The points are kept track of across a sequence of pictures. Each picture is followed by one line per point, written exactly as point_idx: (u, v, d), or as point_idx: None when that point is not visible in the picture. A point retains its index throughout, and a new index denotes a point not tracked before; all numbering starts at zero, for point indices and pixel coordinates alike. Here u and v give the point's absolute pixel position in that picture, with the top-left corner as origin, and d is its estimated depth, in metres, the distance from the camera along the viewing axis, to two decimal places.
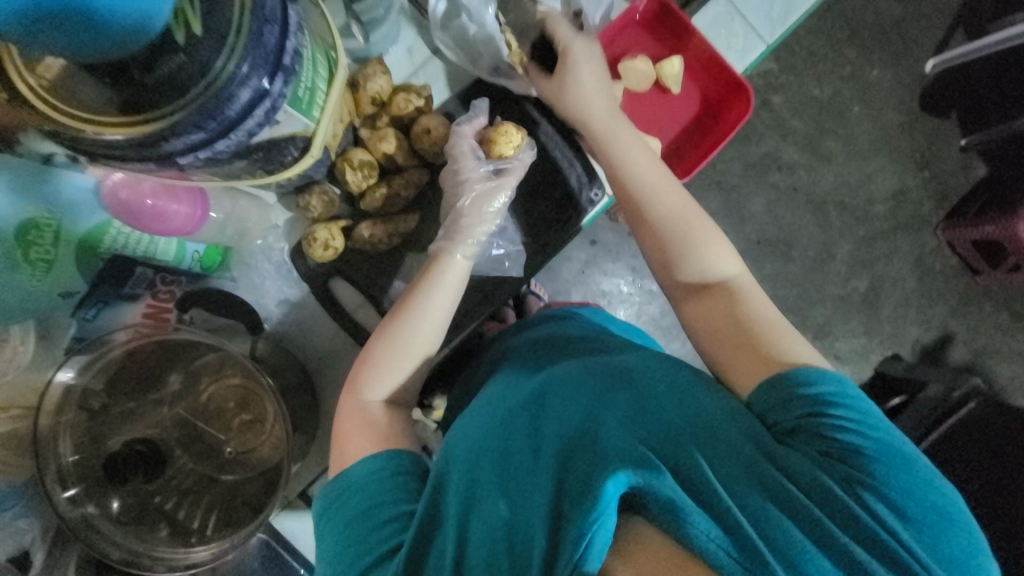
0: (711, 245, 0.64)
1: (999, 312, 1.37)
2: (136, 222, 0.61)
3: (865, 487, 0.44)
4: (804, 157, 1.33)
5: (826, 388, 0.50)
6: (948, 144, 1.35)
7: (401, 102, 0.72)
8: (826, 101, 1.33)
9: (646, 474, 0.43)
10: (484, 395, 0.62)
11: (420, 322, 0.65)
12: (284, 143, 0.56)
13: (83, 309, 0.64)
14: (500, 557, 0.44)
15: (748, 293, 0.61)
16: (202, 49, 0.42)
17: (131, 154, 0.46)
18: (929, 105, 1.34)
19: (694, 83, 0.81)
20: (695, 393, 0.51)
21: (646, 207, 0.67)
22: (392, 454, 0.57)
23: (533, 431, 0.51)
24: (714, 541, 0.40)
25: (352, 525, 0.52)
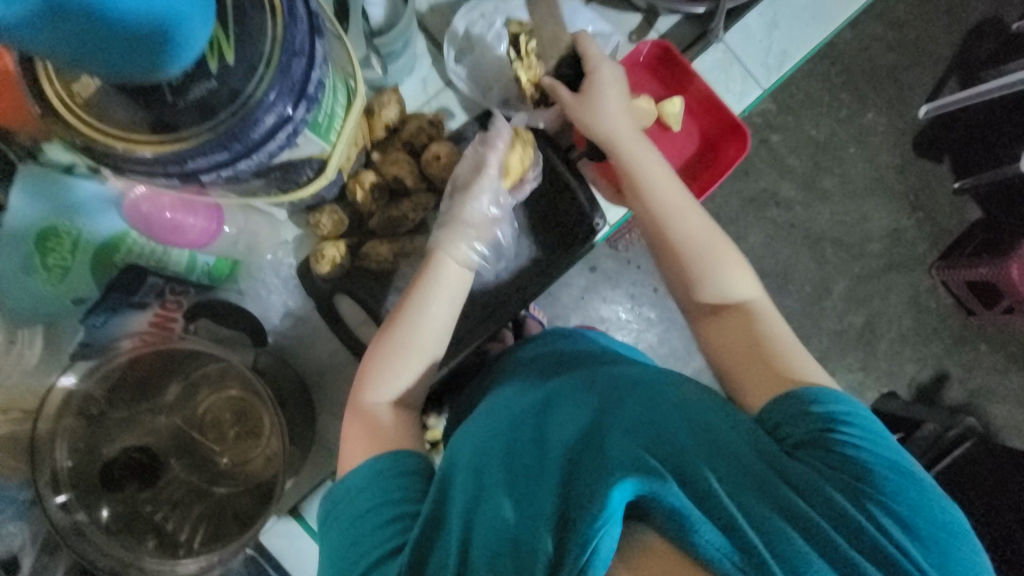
0: (731, 269, 0.66)
1: (994, 352, 1.39)
2: (151, 233, 0.63)
3: (867, 504, 0.46)
4: (801, 194, 1.37)
5: (836, 407, 0.52)
6: (941, 187, 1.39)
7: (413, 130, 0.76)
8: (823, 141, 1.38)
9: (654, 482, 0.44)
10: (488, 404, 0.63)
11: (426, 330, 0.66)
12: (300, 165, 0.58)
13: (93, 315, 0.66)
14: (502, 563, 0.43)
15: (767, 317, 0.63)
16: (233, 76, 0.45)
17: (157, 170, 0.48)
18: (923, 149, 1.39)
19: (693, 121, 0.84)
20: (702, 407, 0.53)
21: (672, 231, 0.68)
22: (399, 454, 0.57)
23: (541, 437, 0.52)
24: (720, 550, 0.42)
25: (357, 522, 0.52)
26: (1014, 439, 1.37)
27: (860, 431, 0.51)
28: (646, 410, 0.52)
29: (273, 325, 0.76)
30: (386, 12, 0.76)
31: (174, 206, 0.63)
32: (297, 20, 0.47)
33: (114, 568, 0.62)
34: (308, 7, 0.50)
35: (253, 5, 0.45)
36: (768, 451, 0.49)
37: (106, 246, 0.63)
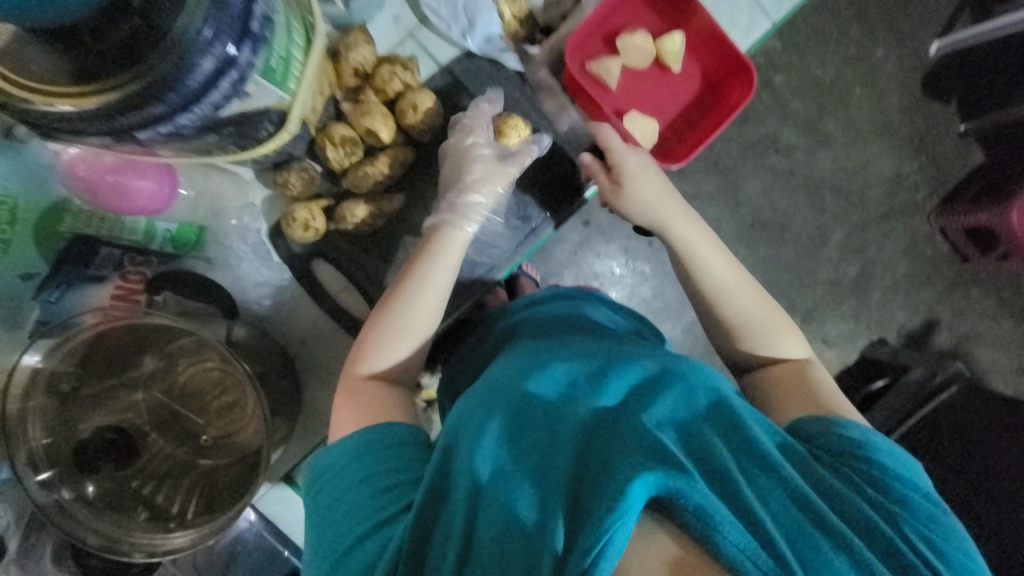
0: (784, 330, 0.67)
1: (986, 298, 1.37)
2: (97, 199, 0.59)
3: (904, 528, 0.47)
4: (802, 139, 1.30)
5: (867, 436, 0.54)
6: (946, 129, 1.33)
7: (385, 75, 0.69)
8: (828, 82, 1.30)
9: (680, 479, 0.41)
10: (494, 370, 0.60)
11: (425, 302, 0.63)
12: (256, 118, 0.52)
13: (47, 290, 0.61)
14: (511, 541, 0.42)
15: (818, 372, 0.65)
16: (160, 11, 0.39)
17: (86, 127, 0.42)
18: (931, 90, 1.32)
19: (695, 60, 0.76)
20: (734, 405, 0.51)
21: (725, 312, 0.68)
22: (394, 424, 0.57)
23: (556, 419, 0.49)
24: (743, 553, 0.39)
25: (352, 490, 0.52)
26: (1001, 381, 1.37)
27: (892, 455, 0.53)
28: (678, 405, 0.50)
29: (243, 293, 0.70)
30: None
31: (115, 167, 0.59)
32: None
33: (103, 544, 0.61)
34: None
35: None
36: (799, 456, 0.50)
37: (47, 215, 0.58)
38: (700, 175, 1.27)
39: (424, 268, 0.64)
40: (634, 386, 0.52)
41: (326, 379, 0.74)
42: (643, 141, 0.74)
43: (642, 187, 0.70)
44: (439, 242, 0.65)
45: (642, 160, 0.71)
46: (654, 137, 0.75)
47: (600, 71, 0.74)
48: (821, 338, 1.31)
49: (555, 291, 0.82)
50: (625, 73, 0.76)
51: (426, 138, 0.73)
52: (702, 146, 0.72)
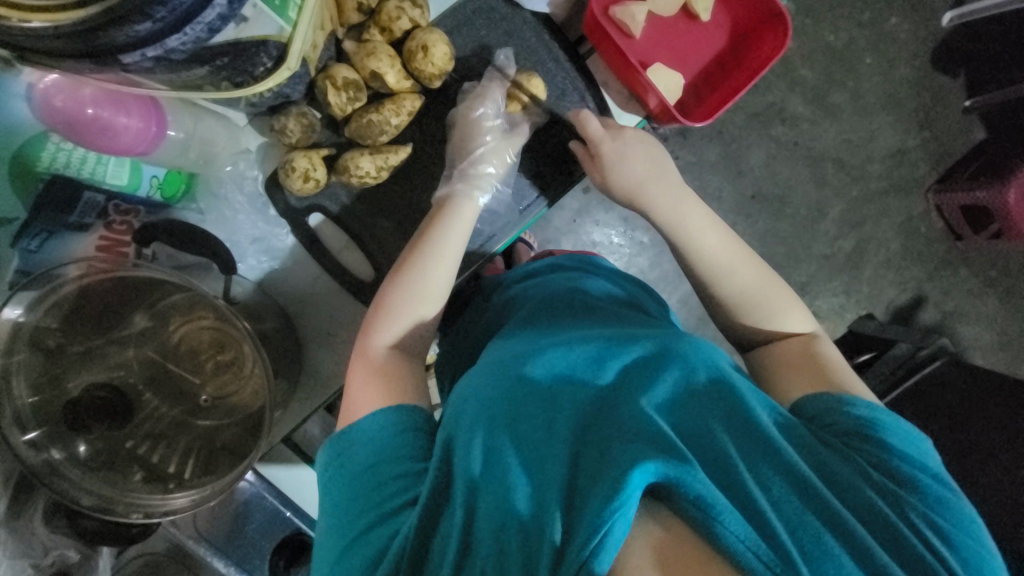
0: (788, 305, 0.69)
1: (973, 277, 1.36)
2: (78, 135, 0.53)
3: (909, 512, 0.47)
4: (809, 109, 1.27)
5: (870, 412, 0.54)
6: (953, 105, 1.30)
7: (392, 11, 0.63)
8: (840, 49, 1.27)
9: (678, 468, 0.41)
10: (491, 353, 0.60)
11: (443, 265, 0.63)
12: (254, 50, 0.47)
13: (25, 239, 0.56)
14: (508, 535, 0.42)
15: (822, 342, 0.67)
16: None
17: (63, 47, 0.36)
18: (942, 63, 1.29)
19: (723, 9, 0.72)
20: (734, 387, 0.50)
21: (721, 285, 0.69)
22: (396, 409, 0.55)
23: (553, 403, 0.49)
24: (744, 543, 0.38)
25: (358, 477, 0.51)
26: (980, 360, 1.38)
27: (898, 434, 0.53)
28: (679, 388, 0.50)
29: (237, 247, 0.66)
30: None
31: (97, 101, 0.52)
32: None
33: (98, 505, 0.59)
34: None
35: None
36: (803, 440, 0.50)
37: (23, 153, 0.53)
38: (703, 143, 1.24)
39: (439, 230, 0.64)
40: (632, 370, 0.52)
41: (326, 341, 0.70)
42: (667, 96, 0.70)
43: (627, 161, 0.71)
44: (456, 210, 0.65)
45: (624, 144, 0.70)
46: (678, 92, 0.70)
47: (624, 17, 0.68)
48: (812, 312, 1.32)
49: (552, 264, 0.80)
50: (650, 22, 0.71)
51: (437, 85, 0.67)
52: (729, 104, 0.68)
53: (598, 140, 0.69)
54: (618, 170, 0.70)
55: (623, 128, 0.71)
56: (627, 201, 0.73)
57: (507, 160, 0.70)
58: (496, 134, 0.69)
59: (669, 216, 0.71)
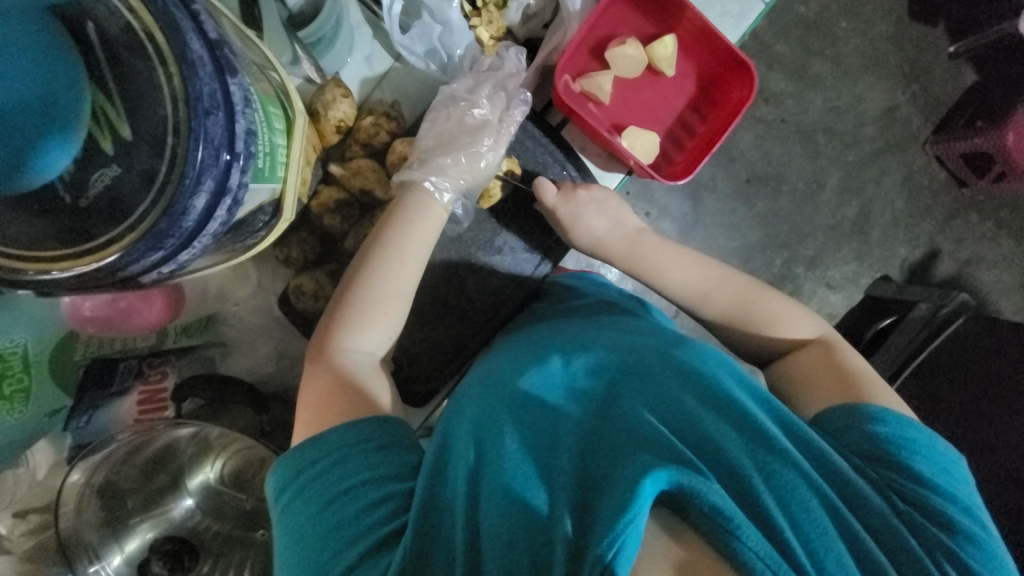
0: (785, 315, 0.70)
1: (985, 222, 1.26)
2: (110, 325, 0.62)
3: (938, 554, 0.47)
4: (791, 84, 1.18)
5: (895, 430, 0.55)
6: (937, 53, 1.20)
7: (370, 128, 0.66)
8: (814, 20, 1.17)
9: (691, 479, 0.41)
10: (488, 371, 0.59)
11: (383, 297, 0.61)
12: (252, 217, 0.49)
13: (75, 419, 0.63)
14: (518, 544, 0.41)
15: (845, 349, 0.66)
16: (136, 154, 0.36)
17: (86, 285, 0.39)
18: (920, 12, 1.19)
19: (688, 60, 0.73)
20: (737, 396, 0.51)
21: (711, 309, 0.71)
22: (374, 425, 0.53)
23: (556, 415, 0.49)
24: (764, 559, 0.38)
25: (333, 504, 0.48)
26: (1005, 303, 1.27)
27: (925, 458, 0.54)
28: (682, 394, 0.51)
29: (264, 370, 0.70)
30: None
31: (117, 294, 0.61)
32: (197, 66, 0.36)
33: None
34: (205, 36, 0.37)
35: (128, 49, 0.35)
36: (816, 453, 0.49)
37: (58, 351, 0.60)
38: None
39: (379, 272, 0.61)
40: (637, 384, 0.52)
41: None
42: (643, 157, 0.71)
43: (589, 220, 0.72)
44: (403, 227, 0.63)
45: (579, 206, 0.71)
46: (654, 151, 0.72)
47: (591, 88, 0.70)
48: (825, 285, 1.21)
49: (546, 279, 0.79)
50: (617, 85, 0.72)
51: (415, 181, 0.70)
52: (705, 159, 0.69)
53: (554, 208, 0.71)
54: (581, 228, 0.72)
55: (578, 188, 0.72)
56: (596, 254, 0.75)
57: (484, 145, 0.67)
58: (478, 122, 0.67)
59: (633, 263, 0.73)
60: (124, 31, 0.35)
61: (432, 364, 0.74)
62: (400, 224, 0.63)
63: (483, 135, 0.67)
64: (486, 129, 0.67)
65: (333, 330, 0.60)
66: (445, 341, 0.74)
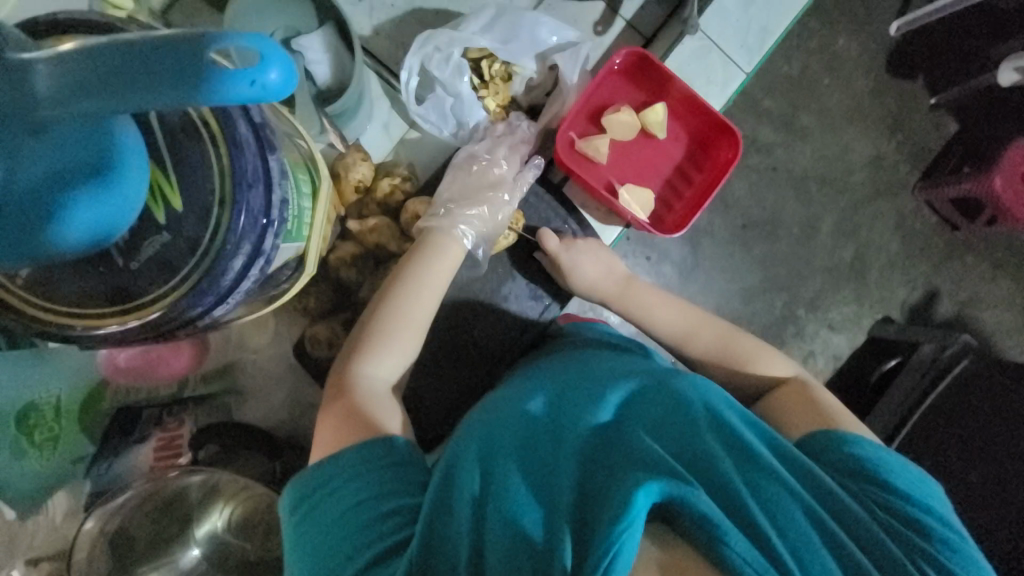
0: (763, 354, 0.72)
1: (980, 262, 1.29)
2: (138, 374, 0.67)
3: (919, 558, 0.48)
4: (780, 135, 1.25)
5: (872, 451, 0.56)
6: (918, 106, 1.28)
7: (386, 188, 0.71)
8: (797, 77, 1.26)
9: (680, 488, 0.42)
10: (488, 402, 0.61)
11: (400, 321, 0.65)
12: (279, 272, 0.53)
13: (98, 464, 0.65)
14: (520, 561, 0.41)
15: (817, 386, 0.68)
16: (186, 223, 0.40)
17: (129, 338, 0.43)
18: (899, 68, 1.27)
19: (678, 123, 0.79)
20: (722, 414, 0.53)
21: (692, 348, 0.74)
22: (387, 442, 0.55)
23: (553, 434, 0.51)
24: (752, 566, 0.39)
25: (347, 514, 0.49)
26: (1008, 342, 1.28)
27: (903, 474, 0.54)
28: (671, 416, 0.52)
29: (277, 417, 0.72)
30: (332, 70, 0.69)
31: (148, 346, 0.67)
32: (243, 147, 0.41)
33: None
34: (251, 119, 0.42)
35: (184, 134, 0.41)
36: (804, 470, 0.50)
37: (89, 401, 0.66)
38: None
39: (393, 304, 0.65)
40: (626, 404, 0.54)
41: None
42: (640, 212, 0.76)
43: (585, 266, 0.76)
44: (419, 259, 0.67)
45: (577, 253, 0.76)
46: (650, 206, 0.77)
47: (589, 149, 0.76)
48: (827, 325, 1.24)
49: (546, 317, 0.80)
50: (614, 147, 0.78)
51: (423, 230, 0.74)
52: (698, 213, 0.74)
53: (555, 254, 0.76)
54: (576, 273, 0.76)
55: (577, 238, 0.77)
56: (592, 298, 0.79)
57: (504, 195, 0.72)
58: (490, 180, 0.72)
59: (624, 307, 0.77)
60: (182, 120, 0.41)
61: (428, 406, 0.76)
62: (416, 257, 0.67)
63: (501, 188, 0.72)
64: (502, 184, 0.73)
65: (352, 353, 0.63)
66: (443, 385, 0.76)
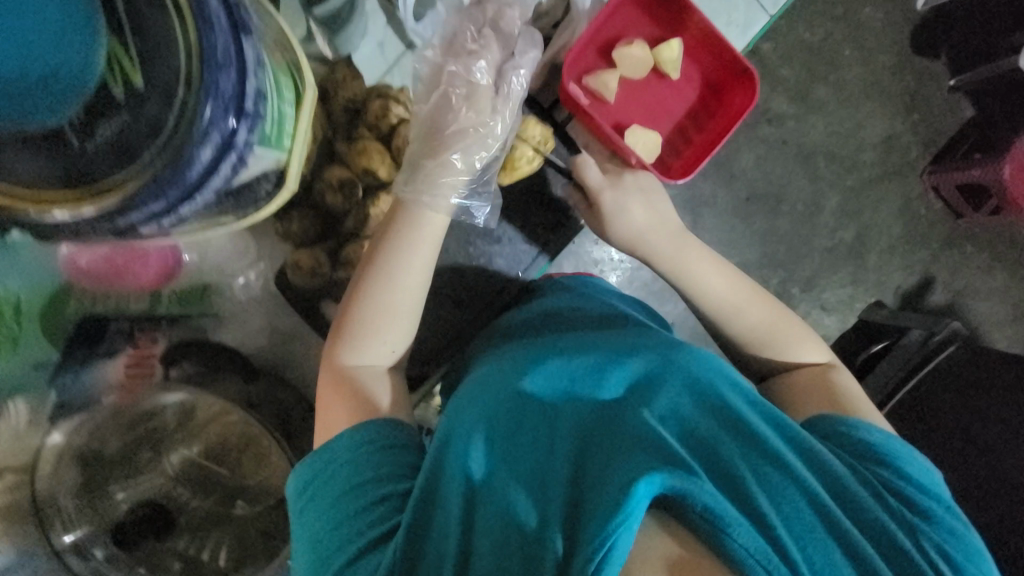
0: (798, 340, 0.69)
1: (980, 253, 1.27)
2: (106, 281, 0.63)
3: (921, 537, 0.48)
4: (794, 107, 1.19)
5: (878, 437, 0.55)
6: (937, 86, 1.22)
7: (378, 110, 0.66)
8: (817, 46, 1.19)
9: (682, 478, 0.42)
10: (489, 367, 0.58)
11: (391, 296, 0.60)
12: (256, 182, 0.49)
13: (62, 374, 0.62)
14: (511, 546, 0.42)
15: (842, 375, 0.67)
16: (147, 104, 0.37)
17: (86, 228, 0.40)
18: (921, 46, 1.22)
19: (693, 64, 0.74)
20: (730, 396, 0.51)
21: (733, 319, 0.70)
22: (373, 426, 0.53)
23: (553, 415, 0.49)
24: (752, 555, 0.40)
25: (341, 498, 0.49)
26: (997, 335, 1.28)
27: (912, 462, 0.54)
28: (680, 398, 0.50)
29: (255, 343, 0.70)
30: None
31: (113, 252, 0.61)
32: (212, 22, 0.37)
33: None
34: None
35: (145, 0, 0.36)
36: (812, 455, 0.49)
37: (51, 303, 0.61)
38: None
39: (388, 278, 0.60)
40: (633, 381, 0.52)
41: None
42: (646, 156, 0.73)
43: (629, 212, 0.70)
44: (412, 220, 0.62)
45: (624, 194, 0.70)
46: (656, 151, 0.73)
47: (597, 86, 0.71)
48: (820, 306, 1.22)
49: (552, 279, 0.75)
50: (623, 85, 0.74)
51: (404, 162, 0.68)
52: (706, 159, 0.71)
53: (597, 189, 0.70)
54: (619, 219, 0.70)
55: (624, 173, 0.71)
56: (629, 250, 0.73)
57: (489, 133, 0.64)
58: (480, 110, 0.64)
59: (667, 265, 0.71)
60: None
61: (428, 355, 0.74)
62: (406, 228, 0.62)
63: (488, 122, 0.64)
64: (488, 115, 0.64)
65: (336, 341, 0.60)
66: (444, 329, 0.75)
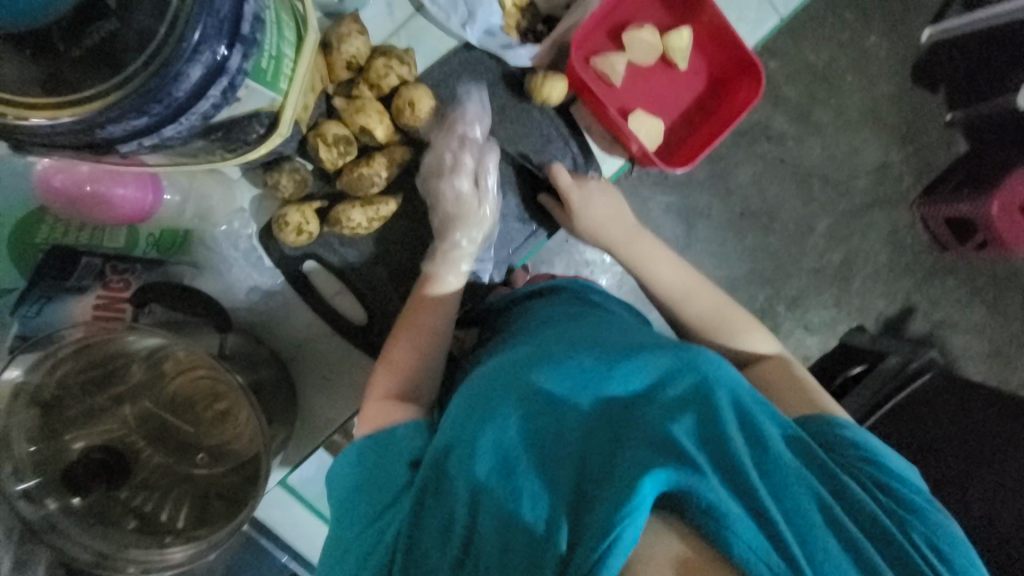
0: (749, 328, 0.70)
1: (961, 287, 1.29)
2: (75, 207, 0.60)
3: (912, 533, 0.47)
4: (794, 127, 1.21)
5: (856, 434, 0.55)
6: (932, 120, 1.24)
7: (380, 68, 0.64)
8: (822, 70, 1.21)
9: (689, 476, 0.40)
10: (497, 359, 0.56)
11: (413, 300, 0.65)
12: (247, 120, 0.48)
13: (24, 306, 0.60)
14: (516, 538, 0.41)
15: (787, 363, 0.68)
16: (137, 13, 0.35)
17: (60, 140, 0.38)
18: (922, 78, 1.23)
19: (701, 57, 0.75)
20: (733, 389, 0.49)
21: (682, 310, 0.71)
22: (396, 426, 0.55)
23: (560, 407, 0.48)
24: (754, 553, 0.38)
25: (367, 493, 0.51)
26: (972, 368, 1.29)
27: (890, 457, 0.54)
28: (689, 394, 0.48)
29: (233, 297, 0.68)
30: None
31: (89, 177, 0.59)
32: None
33: (96, 561, 0.56)
34: None
35: None
36: (812, 459, 0.48)
37: (22, 224, 0.59)
38: None
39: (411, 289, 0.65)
40: (638, 373, 0.50)
41: (321, 385, 0.70)
42: (647, 142, 0.72)
43: (592, 207, 0.71)
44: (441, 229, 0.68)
45: (589, 191, 0.72)
46: (657, 139, 0.73)
47: (604, 67, 0.71)
48: (803, 325, 1.23)
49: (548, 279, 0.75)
50: (630, 69, 0.74)
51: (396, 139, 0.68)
52: (707, 150, 0.71)
53: (565, 189, 0.71)
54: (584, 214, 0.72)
55: (590, 177, 0.73)
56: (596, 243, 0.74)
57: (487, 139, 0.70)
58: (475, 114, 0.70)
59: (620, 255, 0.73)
60: None
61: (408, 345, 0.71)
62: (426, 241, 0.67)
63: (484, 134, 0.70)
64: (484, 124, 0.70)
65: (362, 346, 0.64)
66: None
